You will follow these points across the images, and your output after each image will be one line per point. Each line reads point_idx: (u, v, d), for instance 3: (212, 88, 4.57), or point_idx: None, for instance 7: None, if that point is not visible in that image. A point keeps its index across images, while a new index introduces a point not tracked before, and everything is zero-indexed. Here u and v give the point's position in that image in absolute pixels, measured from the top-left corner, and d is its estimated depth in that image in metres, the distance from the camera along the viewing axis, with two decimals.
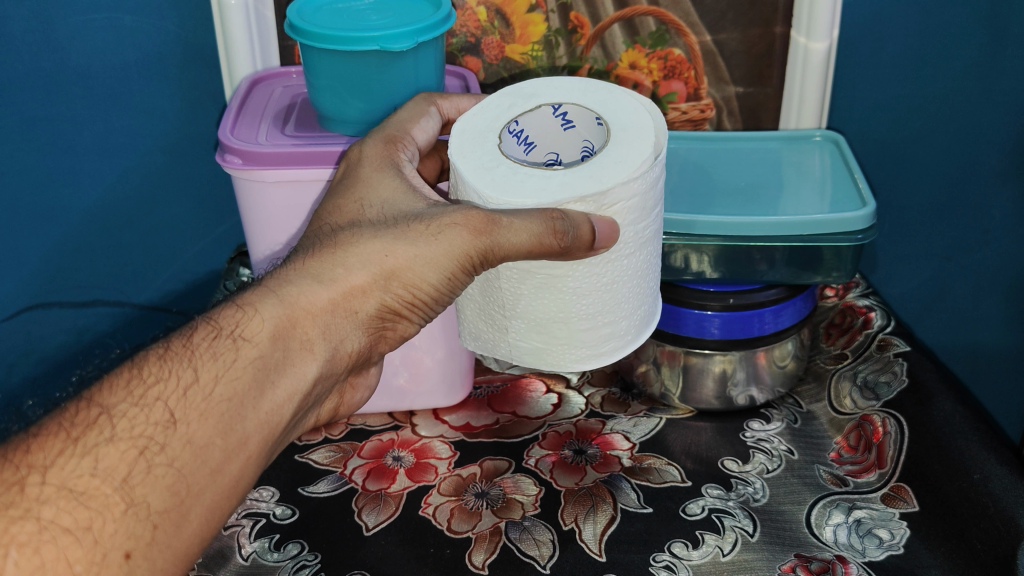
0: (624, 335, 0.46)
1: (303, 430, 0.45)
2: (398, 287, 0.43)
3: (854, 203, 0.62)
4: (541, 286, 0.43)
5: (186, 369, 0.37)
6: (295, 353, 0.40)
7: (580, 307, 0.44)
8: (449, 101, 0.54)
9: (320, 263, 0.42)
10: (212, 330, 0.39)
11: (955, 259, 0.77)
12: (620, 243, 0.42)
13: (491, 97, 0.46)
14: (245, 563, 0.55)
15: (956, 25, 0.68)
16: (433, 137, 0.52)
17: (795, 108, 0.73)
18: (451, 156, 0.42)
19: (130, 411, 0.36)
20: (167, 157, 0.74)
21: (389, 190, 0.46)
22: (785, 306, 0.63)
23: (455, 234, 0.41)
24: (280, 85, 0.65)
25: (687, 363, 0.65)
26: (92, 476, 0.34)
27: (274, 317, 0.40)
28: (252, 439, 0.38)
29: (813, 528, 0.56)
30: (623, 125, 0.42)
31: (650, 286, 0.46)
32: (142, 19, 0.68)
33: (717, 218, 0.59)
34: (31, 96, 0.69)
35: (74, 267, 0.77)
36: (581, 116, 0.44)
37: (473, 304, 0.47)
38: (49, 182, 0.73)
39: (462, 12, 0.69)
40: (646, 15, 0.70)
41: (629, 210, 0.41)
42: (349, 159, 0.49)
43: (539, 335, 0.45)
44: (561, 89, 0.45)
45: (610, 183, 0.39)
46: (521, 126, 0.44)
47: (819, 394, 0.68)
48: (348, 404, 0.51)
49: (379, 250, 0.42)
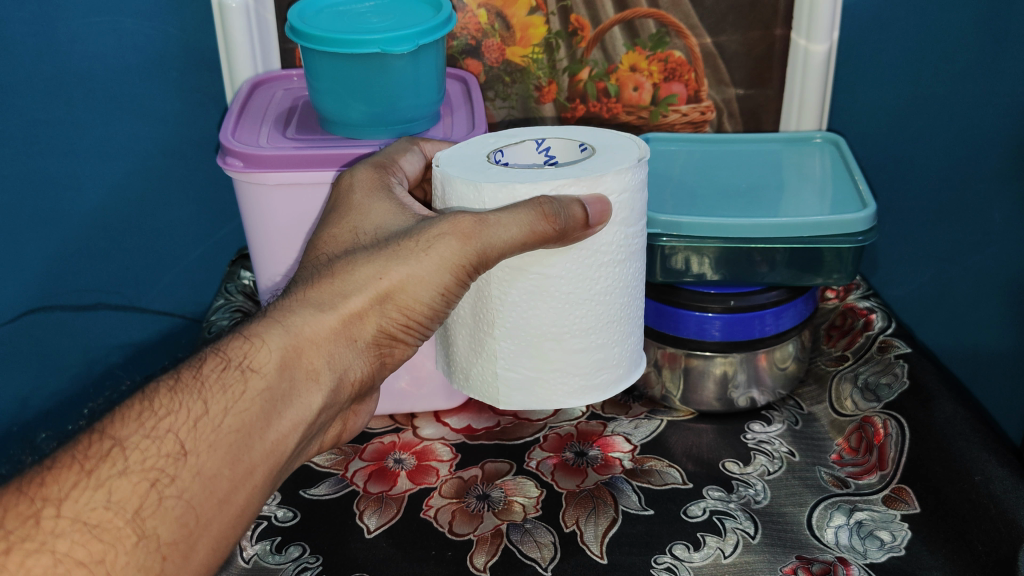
0: (609, 361, 0.46)
1: (308, 453, 0.45)
2: (393, 309, 0.42)
3: (855, 204, 0.62)
4: (532, 303, 0.43)
5: (196, 401, 0.37)
6: (300, 384, 0.40)
7: (570, 317, 0.44)
8: (431, 144, 0.54)
9: (320, 292, 0.41)
10: (222, 360, 0.39)
11: (956, 261, 0.77)
12: (608, 248, 0.43)
13: (475, 138, 0.48)
14: (247, 565, 0.55)
15: (955, 25, 0.68)
16: (419, 173, 0.52)
17: (796, 110, 0.73)
18: (437, 172, 0.43)
19: (142, 443, 0.36)
20: (168, 162, 0.74)
21: (381, 213, 0.46)
22: (785, 308, 0.63)
23: (444, 245, 0.41)
24: (281, 89, 0.66)
25: (687, 365, 0.65)
26: (105, 509, 0.34)
27: (280, 347, 0.40)
28: (258, 469, 0.38)
29: (814, 531, 0.56)
30: (608, 144, 0.45)
31: (635, 313, 0.47)
32: (143, 23, 0.68)
33: (717, 220, 0.59)
34: (32, 102, 0.70)
35: (76, 273, 0.77)
36: (564, 147, 0.46)
37: (459, 330, 0.47)
38: (51, 188, 0.73)
39: (462, 15, 0.69)
40: (647, 18, 0.70)
41: (620, 205, 0.42)
42: (338, 187, 0.49)
43: (530, 360, 0.45)
44: (543, 128, 0.48)
45: (601, 172, 0.41)
46: (506, 157, 0.46)
47: (820, 396, 0.68)
48: (350, 429, 0.50)
49: (373, 273, 0.42)
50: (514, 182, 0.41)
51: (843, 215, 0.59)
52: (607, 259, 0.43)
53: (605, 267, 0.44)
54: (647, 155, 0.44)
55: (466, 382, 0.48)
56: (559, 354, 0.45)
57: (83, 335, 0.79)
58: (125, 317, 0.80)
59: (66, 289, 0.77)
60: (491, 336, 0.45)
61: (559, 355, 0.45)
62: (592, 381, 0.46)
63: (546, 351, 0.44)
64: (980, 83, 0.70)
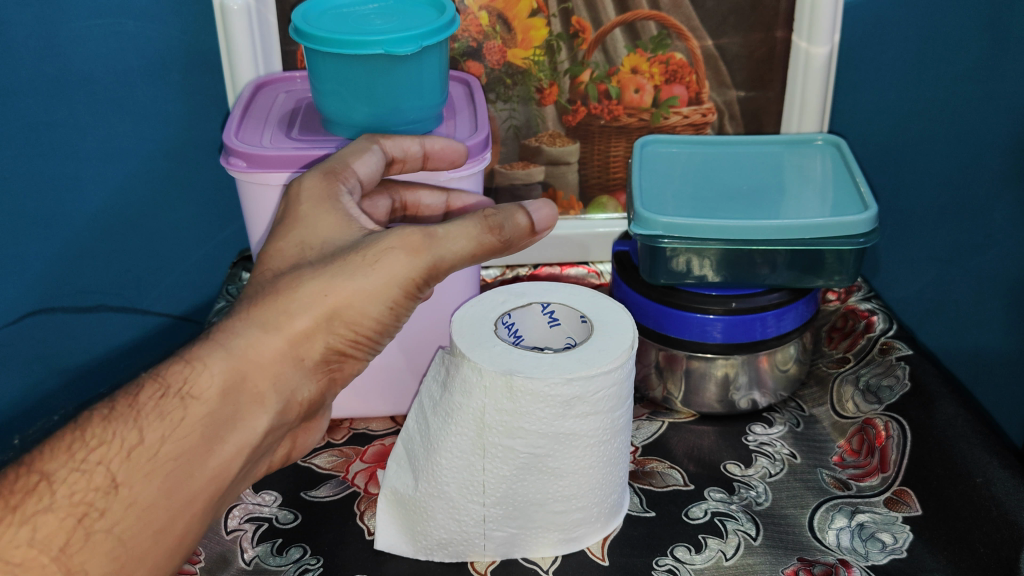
0: (588, 518, 0.53)
1: (255, 473, 0.46)
2: (341, 327, 0.43)
3: (856, 207, 0.62)
4: (515, 434, 0.49)
5: (131, 430, 0.39)
6: (245, 408, 0.41)
7: (550, 465, 0.50)
8: (390, 141, 0.52)
9: (265, 311, 0.41)
10: (160, 387, 0.40)
11: (955, 262, 0.74)
12: (597, 420, 0.50)
13: (488, 293, 0.56)
14: (248, 567, 0.55)
15: (959, 27, 0.67)
16: (375, 173, 0.50)
17: (796, 112, 0.74)
18: (453, 328, 0.52)
19: (71, 476, 0.38)
20: (169, 163, 0.75)
21: (328, 227, 0.44)
22: (786, 310, 0.63)
23: (393, 259, 0.42)
24: (284, 91, 0.65)
25: (689, 366, 0.64)
26: (30, 547, 0.37)
27: (223, 372, 0.40)
28: (198, 497, 0.40)
29: (817, 532, 0.56)
30: (607, 326, 0.52)
31: (609, 474, 0.53)
32: (143, 24, 0.68)
33: (720, 222, 0.59)
34: (32, 102, 0.68)
35: (76, 273, 0.75)
36: (568, 314, 0.55)
37: (427, 483, 0.52)
38: (52, 189, 0.72)
39: (463, 16, 0.69)
40: (648, 20, 0.70)
41: (608, 397, 0.49)
42: (288, 194, 0.47)
43: (512, 497, 0.51)
44: (549, 292, 0.56)
45: (594, 371, 0.48)
46: (512, 318, 0.54)
47: (821, 398, 0.68)
48: (300, 448, 0.51)
49: (318, 290, 0.41)
50: (507, 350, 0.49)
51: (845, 217, 0.59)
52: (591, 424, 0.50)
53: (588, 447, 0.50)
54: (637, 345, 0.51)
55: (423, 491, 0.53)
56: (541, 514, 0.52)
57: (84, 337, 0.78)
58: (125, 318, 0.79)
59: (66, 290, 0.76)
60: (475, 418, 0.49)
61: (538, 487, 0.51)
62: (568, 538, 0.54)
63: (528, 492, 0.51)
64: (983, 87, 0.67)
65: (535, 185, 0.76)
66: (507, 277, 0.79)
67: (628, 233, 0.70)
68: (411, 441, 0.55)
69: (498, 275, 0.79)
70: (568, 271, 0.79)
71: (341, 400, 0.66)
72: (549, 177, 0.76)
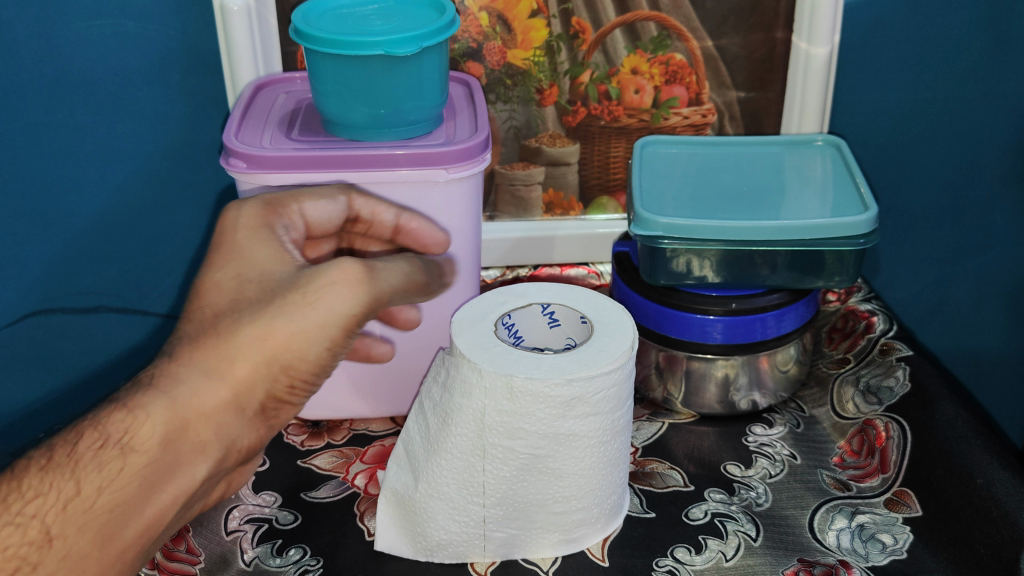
0: (588, 518, 0.53)
1: (193, 512, 0.48)
2: (280, 372, 0.44)
3: (856, 207, 0.62)
4: (516, 435, 0.49)
5: (69, 482, 0.40)
6: (184, 457, 0.43)
7: (550, 466, 0.50)
8: (365, 198, 0.55)
9: (208, 358, 0.43)
10: (99, 438, 0.41)
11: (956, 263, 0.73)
12: (598, 419, 0.50)
13: (488, 293, 0.56)
14: (248, 568, 0.55)
15: (958, 27, 0.67)
16: (329, 221, 0.53)
17: (797, 112, 0.74)
18: (455, 326, 0.52)
19: (6, 529, 0.40)
20: (169, 163, 0.74)
21: (265, 259, 0.46)
22: (786, 311, 0.63)
23: (334, 293, 0.45)
24: (284, 92, 0.65)
25: (689, 367, 0.64)
26: None
27: (163, 422, 0.42)
28: (130, 548, 0.42)
29: (816, 533, 0.56)
30: (603, 326, 0.52)
31: (609, 475, 0.53)
32: (143, 25, 0.68)
33: (721, 223, 0.59)
34: (30, 105, 0.69)
35: (75, 275, 0.76)
36: (568, 314, 0.55)
37: (426, 485, 0.52)
38: (50, 191, 0.72)
39: (463, 17, 0.69)
40: (647, 21, 0.70)
41: (608, 398, 0.49)
42: (222, 222, 0.48)
43: (511, 498, 0.51)
44: (550, 292, 0.56)
45: (594, 370, 0.48)
46: (512, 318, 0.54)
47: (821, 399, 0.68)
48: (234, 485, 0.53)
49: (258, 333, 0.43)
50: (501, 351, 0.49)
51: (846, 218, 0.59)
52: (591, 424, 0.50)
53: (589, 447, 0.50)
54: (636, 346, 0.51)
55: (421, 493, 0.53)
56: (541, 514, 0.52)
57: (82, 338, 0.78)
58: (125, 319, 0.79)
59: (66, 290, 0.76)
60: (474, 418, 0.49)
61: (538, 488, 0.51)
62: (568, 539, 0.54)
63: (527, 493, 0.51)
64: (981, 88, 0.67)
65: (534, 186, 0.77)
66: (508, 277, 0.79)
67: (628, 234, 0.70)
68: (412, 441, 0.55)
69: (497, 275, 0.79)
70: (568, 271, 0.79)
71: (341, 401, 0.66)
72: (549, 178, 0.76)
